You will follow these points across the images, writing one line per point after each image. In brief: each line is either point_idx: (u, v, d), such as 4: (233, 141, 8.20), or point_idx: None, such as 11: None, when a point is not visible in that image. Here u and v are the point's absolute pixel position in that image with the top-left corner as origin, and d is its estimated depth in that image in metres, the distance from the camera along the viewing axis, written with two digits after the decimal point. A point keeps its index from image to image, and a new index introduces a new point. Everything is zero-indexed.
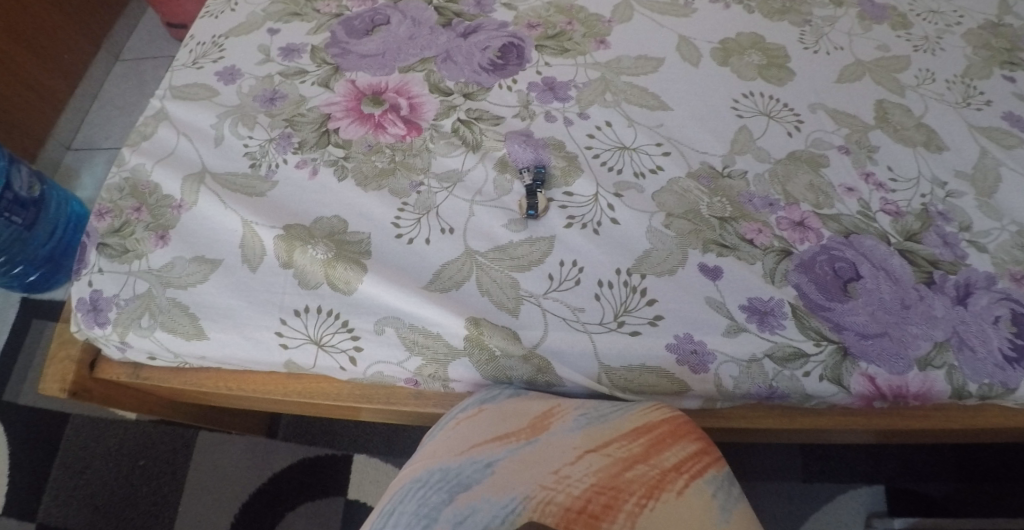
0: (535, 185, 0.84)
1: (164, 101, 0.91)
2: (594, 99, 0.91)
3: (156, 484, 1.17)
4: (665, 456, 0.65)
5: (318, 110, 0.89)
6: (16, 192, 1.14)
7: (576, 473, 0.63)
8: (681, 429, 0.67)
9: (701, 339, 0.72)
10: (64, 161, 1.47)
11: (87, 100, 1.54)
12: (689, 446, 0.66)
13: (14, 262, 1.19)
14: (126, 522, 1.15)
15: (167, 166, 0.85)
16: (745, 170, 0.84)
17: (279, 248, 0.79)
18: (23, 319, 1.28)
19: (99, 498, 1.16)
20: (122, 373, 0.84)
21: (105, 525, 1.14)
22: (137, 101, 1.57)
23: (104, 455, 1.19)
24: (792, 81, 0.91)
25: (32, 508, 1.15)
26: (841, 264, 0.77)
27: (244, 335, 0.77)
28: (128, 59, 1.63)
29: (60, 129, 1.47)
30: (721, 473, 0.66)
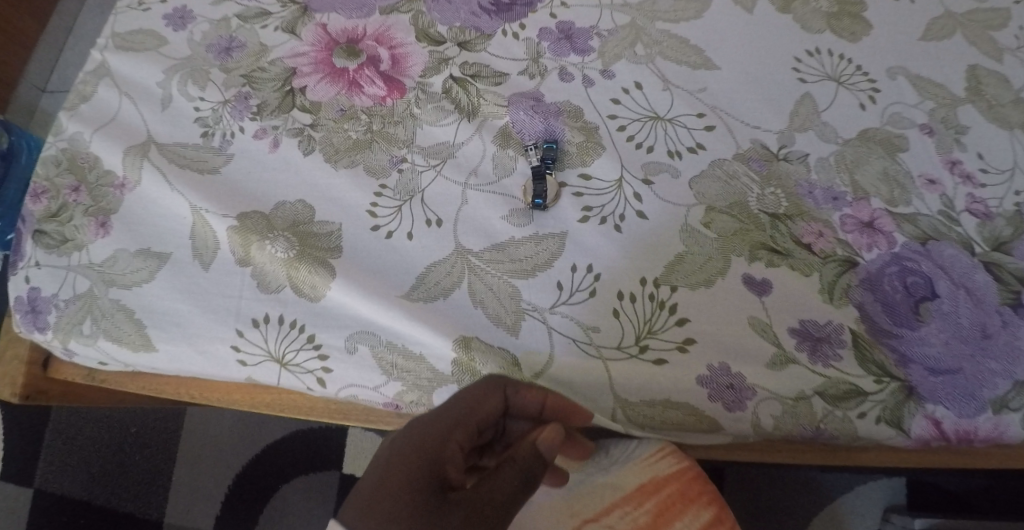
0: (543, 166, 0.69)
1: (105, 53, 0.76)
2: (621, 52, 0.75)
3: (149, 452, 1.10)
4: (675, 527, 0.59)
5: (281, 63, 0.74)
6: None
7: None
8: (692, 492, 0.60)
9: (739, 371, 0.61)
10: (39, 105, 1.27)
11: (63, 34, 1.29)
12: (702, 514, 0.60)
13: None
14: (122, 489, 1.08)
15: (107, 135, 0.72)
16: (805, 152, 0.69)
17: (234, 242, 0.67)
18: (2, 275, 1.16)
19: (93, 463, 1.09)
20: (77, 375, 0.74)
21: (99, 491, 1.08)
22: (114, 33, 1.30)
23: (95, 419, 1.11)
24: (868, 35, 0.74)
25: (28, 474, 1.09)
26: (913, 279, 0.64)
27: (196, 349, 0.66)
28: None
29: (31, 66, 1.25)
30: None
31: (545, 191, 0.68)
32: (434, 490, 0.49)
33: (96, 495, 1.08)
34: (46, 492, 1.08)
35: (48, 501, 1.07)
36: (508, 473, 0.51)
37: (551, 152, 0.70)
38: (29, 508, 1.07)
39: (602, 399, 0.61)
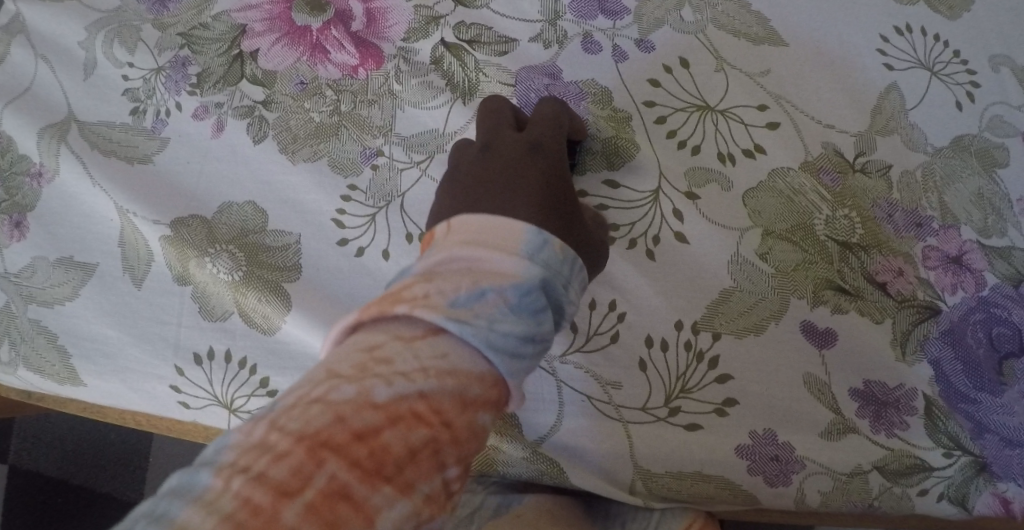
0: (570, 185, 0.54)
1: (18, 3, 0.61)
2: (663, 16, 0.59)
3: (125, 432, 1.02)
4: None
5: (228, 19, 0.58)
6: None
7: None
8: None
9: (788, 441, 0.51)
10: None
11: None
12: None
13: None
14: (99, 469, 1.01)
15: (20, 110, 0.57)
16: (887, 163, 0.55)
17: (170, 255, 0.54)
18: None
19: (67, 441, 1.02)
20: (11, 393, 0.63)
21: (75, 471, 1.01)
22: None
23: None
24: (969, 11, 0.59)
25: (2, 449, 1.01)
26: (1001, 330, 0.53)
27: (129, 386, 0.54)
28: None
29: None
30: None
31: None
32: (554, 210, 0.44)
33: (73, 475, 1.00)
34: (19, 470, 1.00)
35: (22, 479, 1.00)
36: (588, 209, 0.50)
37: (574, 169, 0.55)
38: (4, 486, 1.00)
39: (620, 469, 0.51)
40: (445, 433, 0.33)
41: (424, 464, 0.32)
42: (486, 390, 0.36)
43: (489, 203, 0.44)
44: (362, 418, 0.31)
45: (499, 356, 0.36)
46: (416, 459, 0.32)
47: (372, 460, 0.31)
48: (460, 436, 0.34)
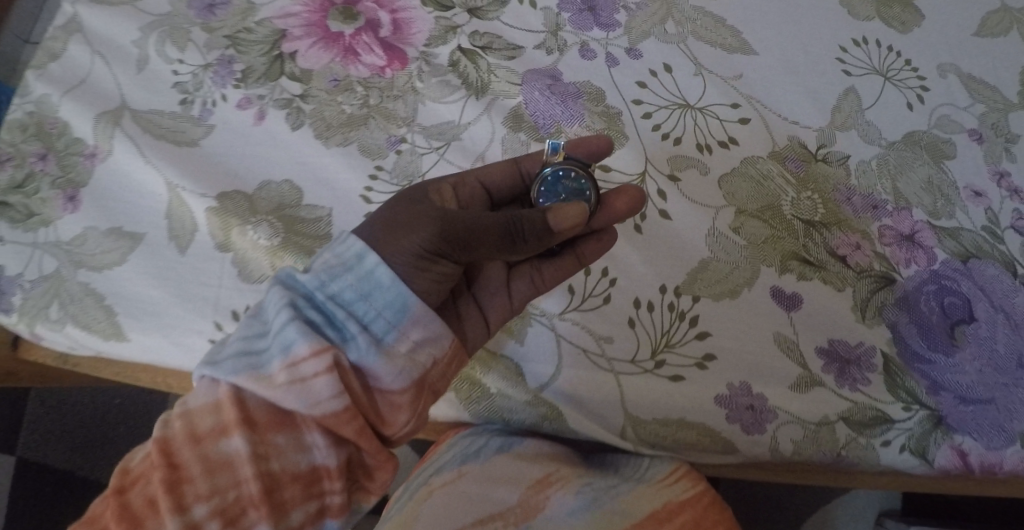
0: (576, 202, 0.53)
1: (77, 6, 0.67)
2: (649, 29, 0.67)
3: (134, 426, 1.07)
4: None
5: (270, 24, 0.65)
6: None
7: None
8: (707, 522, 0.52)
9: (761, 392, 0.57)
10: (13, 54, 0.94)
11: None
12: None
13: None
14: (107, 461, 1.06)
15: (77, 97, 0.63)
16: (846, 153, 0.63)
17: (212, 224, 0.60)
18: None
19: (75, 435, 1.07)
20: (47, 358, 0.67)
21: (81, 463, 1.06)
22: None
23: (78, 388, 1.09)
24: (919, 27, 0.67)
25: (10, 440, 1.05)
26: (951, 299, 0.59)
27: (170, 340, 0.59)
28: None
29: None
30: None
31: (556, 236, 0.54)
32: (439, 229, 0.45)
33: (79, 467, 1.06)
34: (29, 462, 1.05)
35: (27, 469, 1.04)
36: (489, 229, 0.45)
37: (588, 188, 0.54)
38: (11, 477, 1.04)
39: (610, 415, 0.57)
40: (187, 471, 0.39)
41: (163, 507, 0.38)
42: (240, 414, 0.41)
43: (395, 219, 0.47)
44: (116, 483, 0.40)
45: (244, 379, 0.42)
46: (156, 504, 0.39)
47: (117, 515, 0.38)
48: (201, 469, 0.39)
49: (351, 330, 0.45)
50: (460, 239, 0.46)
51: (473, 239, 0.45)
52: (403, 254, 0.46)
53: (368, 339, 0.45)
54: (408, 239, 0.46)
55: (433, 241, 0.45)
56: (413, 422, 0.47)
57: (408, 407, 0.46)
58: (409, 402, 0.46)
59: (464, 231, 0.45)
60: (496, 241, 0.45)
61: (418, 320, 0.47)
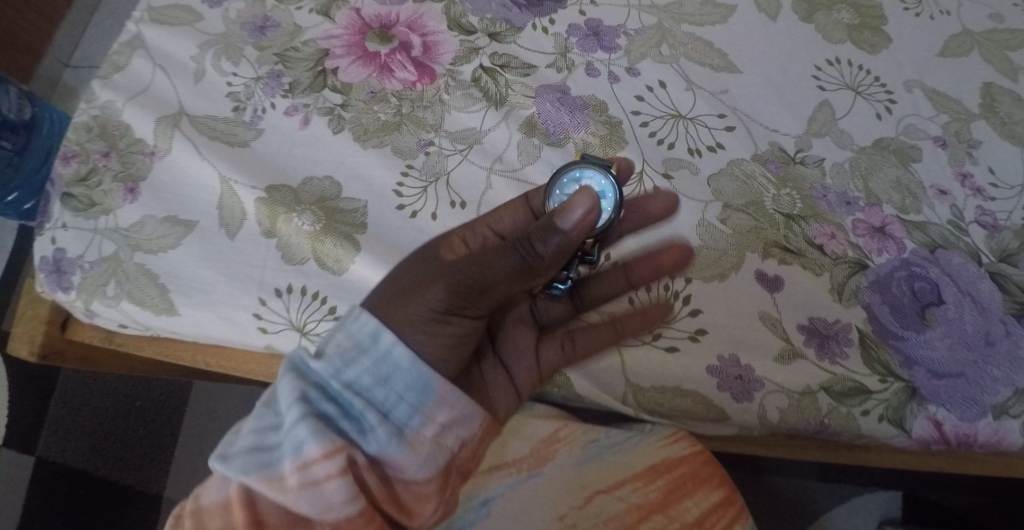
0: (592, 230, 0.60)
1: (140, 25, 0.74)
2: (647, 51, 0.74)
3: (154, 427, 1.15)
4: (685, 506, 0.60)
5: (315, 44, 0.73)
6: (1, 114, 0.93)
7: (586, 521, 0.59)
8: (704, 473, 0.61)
9: (748, 363, 0.62)
10: (64, 81, 1.21)
11: (79, 24, 1.24)
12: (711, 495, 0.61)
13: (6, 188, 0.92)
14: (125, 462, 1.13)
15: (140, 104, 0.71)
16: (822, 157, 0.70)
17: (261, 214, 0.67)
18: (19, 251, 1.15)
19: (96, 437, 1.14)
20: (95, 337, 0.74)
21: (101, 464, 1.12)
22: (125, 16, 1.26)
23: (102, 393, 1.16)
24: (887, 49, 0.74)
25: (31, 441, 1.12)
26: (922, 284, 0.65)
27: (218, 314, 0.66)
28: None
29: (58, 41, 1.21)
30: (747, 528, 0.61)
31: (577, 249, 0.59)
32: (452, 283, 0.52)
33: (99, 467, 1.12)
34: (48, 461, 1.11)
35: (49, 468, 1.11)
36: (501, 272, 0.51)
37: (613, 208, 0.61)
38: (32, 476, 1.09)
39: (613, 383, 0.62)
40: None
41: None
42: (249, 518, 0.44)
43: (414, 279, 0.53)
44: None
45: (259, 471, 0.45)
46: None
47: None
48: None
49: (369, 423, 0.47)
50: (467, 292, 0.52)
51: (488, 284, 0.51)
52: (416, 319, 0.51)
53: (388, 430, 0.47)
54: (421, 313, 0.51)
55: (445, 301, 0.51)
56: (440, 509, 0.49)
57: (434, 495, 0.49)
58: (435, 491, 0.49)
59: (475, 282, 0.52)
60: (512, 271, 0.51)
61: (440, 401, 0.49)
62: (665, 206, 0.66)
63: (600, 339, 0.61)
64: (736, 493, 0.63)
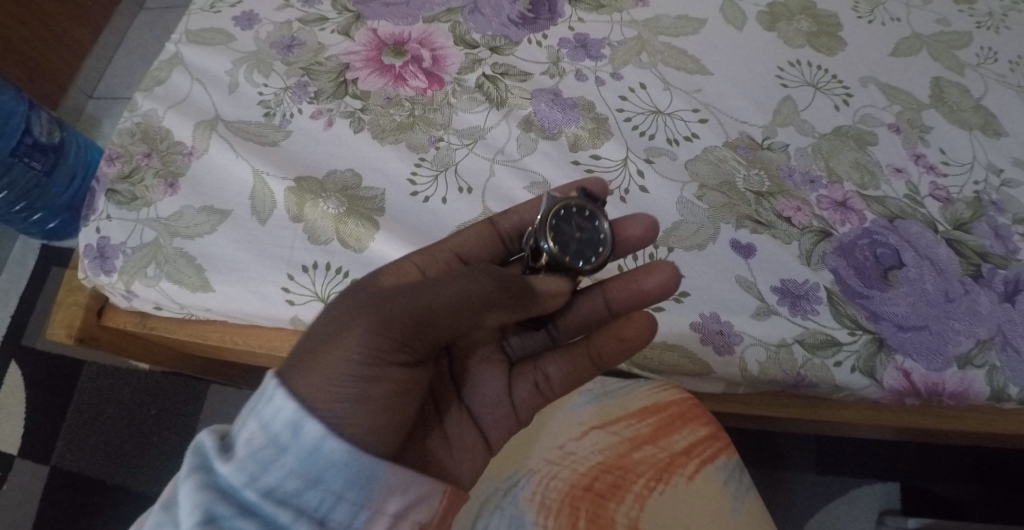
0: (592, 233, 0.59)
1: (178, 45, 0.85)
2: (629, 59, 0.83)
3: (167, 433, 1.21)
4: (673, 439, 0.65)
5: (337, 59, 0.83)
6: (36, 137, 1.12)
7: (583, 449, 0.64)
8: (691, 413, 0.66)
9: (728, 319, 0.68)
10: (86, 110, 1.41)
11: (102, 61, 1.45)
12: (698, 430, 0.66)
13: (34, 209, 1.20)
14: (137, 469, 1.18)
15: (179, 112, 0.81)
16: (786, 143, 0.77)
17: (290, 201, 0.75)
18: (42, 266, 1.32)
19: (111, 444, 1.20)
20: (129, 322, 0.81)
21: (116, 470, 1.18)
22: (144, 60, 1.48)
23: (118, 403, 1.22)
24: (843, 51, 0.82)
25: (48, 450, 1.19)
26: (883, 250, 0.71)
27: (250, 289, 0.73)
28: (151, 7, 1.53)
29: (82, 75, 1.41)
30: (732, 460, 0.66)
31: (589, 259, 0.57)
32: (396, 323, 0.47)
33: (112, 474, 1.18)
34: (64, 469, 1.18)
35: (65, 476, 1.18)
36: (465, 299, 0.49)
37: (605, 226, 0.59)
38: (45, 483, 1.17)
39: None
40: None
41: None
42: None
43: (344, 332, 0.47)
44: None
45: None
46: None
47: None
48: None
49: None
50: (420, 325, 0.48)
51: (438, 314, 0.48)
52: (327, 389, 0.47)
53: None
54: (339, 384, 0.47)
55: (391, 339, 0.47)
56: None
57: None
58: None
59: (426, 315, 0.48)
60: (464, 293, 0.49)
61: (383, 488, 0.47)
62: (644, 229, 0.62)
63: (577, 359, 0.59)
64: (724, 433, 0.67)
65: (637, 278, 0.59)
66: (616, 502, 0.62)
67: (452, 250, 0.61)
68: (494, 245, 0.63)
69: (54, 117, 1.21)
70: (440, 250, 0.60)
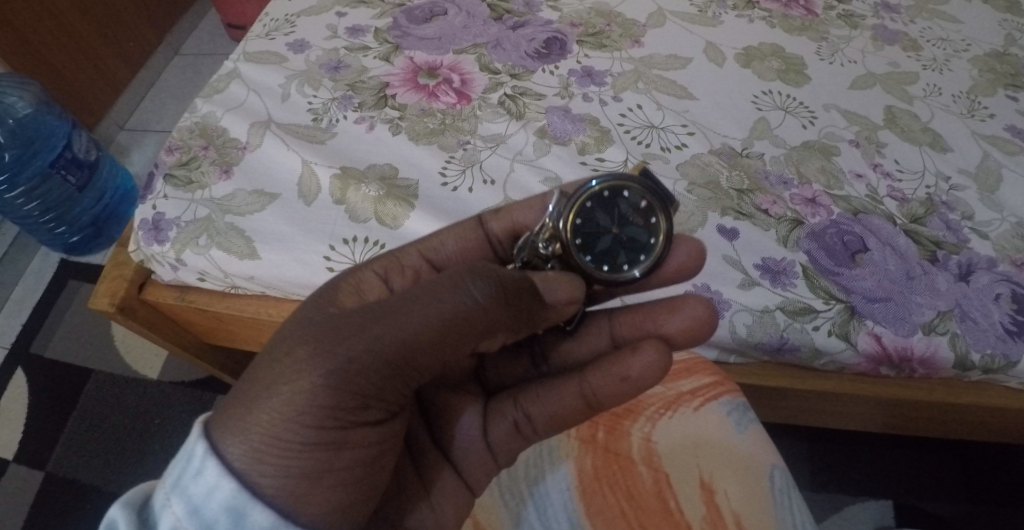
0: (637, 230, 0.61)
1: (237, 63, 0.99)
2: (628, 85, 0.96)
3: (169, 442, 1.23)
4: (681, 383, 0.75)
5: (377, 79, 0.96)
6: (75, 153, 1.29)
7: None
8: (697, 366, 0.76)
9: (717, 289, 0.77)
10: (117, 140, 1.58)
11: (134, 101, 1.64)
12: (703, 378, 0.75)
13: (61, 222, 1.36)
14: (137, 477, 1.19)
15: (236, 114, 0.93)
16: (762, 152, 0.89)
17: (334, 186, 0.85)
18: (60, 279, 1.41)
19: (111, 452, 1.22)
20: (169, 296, 0.89)
21: (113, 477, 1.19)
22: (176, 104, 1.66)
23: (123, 412, 1.26)
24: (808, 84, 0.96)
25: (47, 458, 1.21)
26: (850, 237, 0.82)
27: (294, 257, 0.81)
28: (187, 55, 1.76)
29: (116, 109, 1.58)
30: (736, 400, 0.73)
31: (626, 264, 0.62)
32: (344, 383, 0.49)
33: (108, 482, 1.19)
34: (59, 475, 1.20)
35: (59, 482, 1.19)
36: (417, 353, 0.51)
37: (659, 230, 0.62)
38: (41, 488, 1.18)
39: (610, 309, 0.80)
40: None
41: None
42: None
43: (289, 382, 0.49)
44: None
45: None
46: None
47: None
48: None
49: None
50: (381, 371, 0.50)
51: (400, 359, 0.51)
52: (275, 460, 0.49)
53: None
54: (287, 456, 0.49)
55: (335, 403, 0.49)
56: None
57: None
58: None
59: (390, 365, 0.51)
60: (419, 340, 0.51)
61: None
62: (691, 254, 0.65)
63: (566, 393, 0.62)
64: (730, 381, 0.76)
65: (660, 321, 0.64)
66: (629, 421, 0.72)
67: (419, 252, 0.64)
68: (479, 244, 0.67)
69: (94, 140, 1.39)
70: (406, 255, 0.64)
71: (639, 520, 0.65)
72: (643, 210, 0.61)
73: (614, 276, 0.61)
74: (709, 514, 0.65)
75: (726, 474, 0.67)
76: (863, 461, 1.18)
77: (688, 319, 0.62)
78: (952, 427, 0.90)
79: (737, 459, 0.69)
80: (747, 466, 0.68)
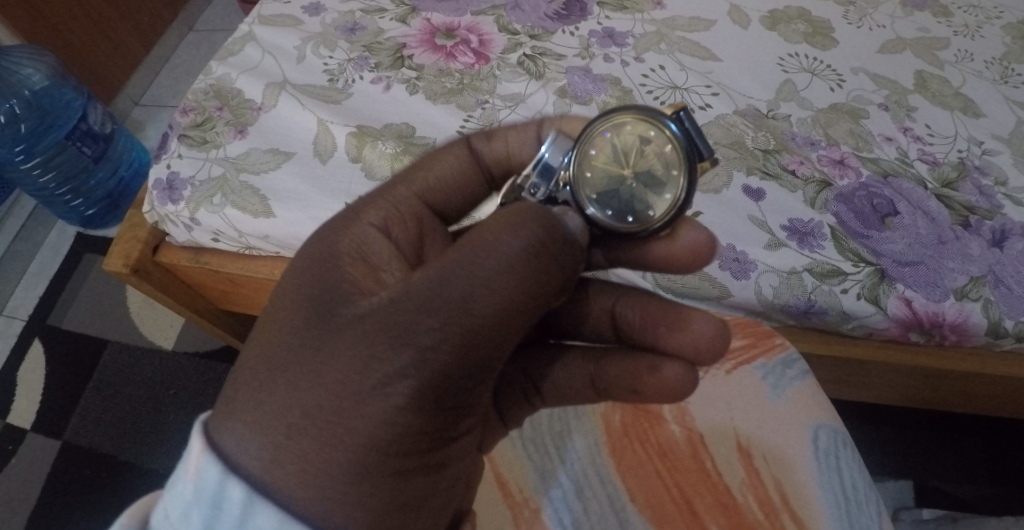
0: (653, 178, 0.52)
1: (252, 26, 0.97)
2: (650, 47, 0.93)
3: (182, 413, 1.22)
4: None
5: (393, 41, 0.94)
6: (89, 124, 1.29)
7: None
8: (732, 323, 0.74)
9: (743, 250, 0.76)
10: (132, 114, 1.58)
11: (149, 75, 1.63)
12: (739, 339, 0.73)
13: (78, 195, 1.36)
14: (151, 447, 1.19)
15: (251, 75, 0.91)
16: (789, 114, 0.87)
17: (350, 144, 0.83)
18: (75, 251, 1.41)
19: (125, 422, 1.21)
20: (183, 257, 0.88)
21: (127, 447, 1.19)
22: (189, 79, 1.65)
23: (137, 383, 1.25)
24: (836, 48, 0.94)
25: (62, 428, 1.21)
26: (879, 200, 0.79)
27: (310, 215, 0.80)
28: (200, 30, 1.75)
29: (131, 84, 1.58)
30: (773, 360, 0.72)
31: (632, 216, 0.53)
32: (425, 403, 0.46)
33: (122, 452, 1.18)
34: (74, 444, 1.19)
35: (74, 451, 1.19)
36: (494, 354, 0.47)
37: (676, 184, 0.52)
38: (56, 456, 1.18)
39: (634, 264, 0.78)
40: None
41: None
42: None
43: (363, 410, 0.45)
44: None
45: None
46: None
47: None
48: None
49: None
50: (456, 384, 0.47)
51: (476, 369, 0.47)
52: (356, 498, 0.46)
53: None
54: (367, 485, 0.46)
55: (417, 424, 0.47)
56: None
57: None
58: None
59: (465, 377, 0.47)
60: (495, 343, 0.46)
61: None
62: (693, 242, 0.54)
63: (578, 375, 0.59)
64: (775, 338, 0.73)
65: (660, 334, 0.54)
66: None
67: (417, 197, 0.55)
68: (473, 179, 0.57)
69: (109, 113, 1.39)
70: (403, 202, 0.55)
71: (672, 476, 0.68)
72: (665, 155, 0.52)
73: (616, 227, 0.53)
74: (748, 477, 0.67)
75: (762, 437, 0.68)
76: (883, 440, 1.16)
77: (692, 337, 0.53)
78: (979, 402, 0.88)
79: (775, 420, 0.68)
80: (783, 430, 0.68)
